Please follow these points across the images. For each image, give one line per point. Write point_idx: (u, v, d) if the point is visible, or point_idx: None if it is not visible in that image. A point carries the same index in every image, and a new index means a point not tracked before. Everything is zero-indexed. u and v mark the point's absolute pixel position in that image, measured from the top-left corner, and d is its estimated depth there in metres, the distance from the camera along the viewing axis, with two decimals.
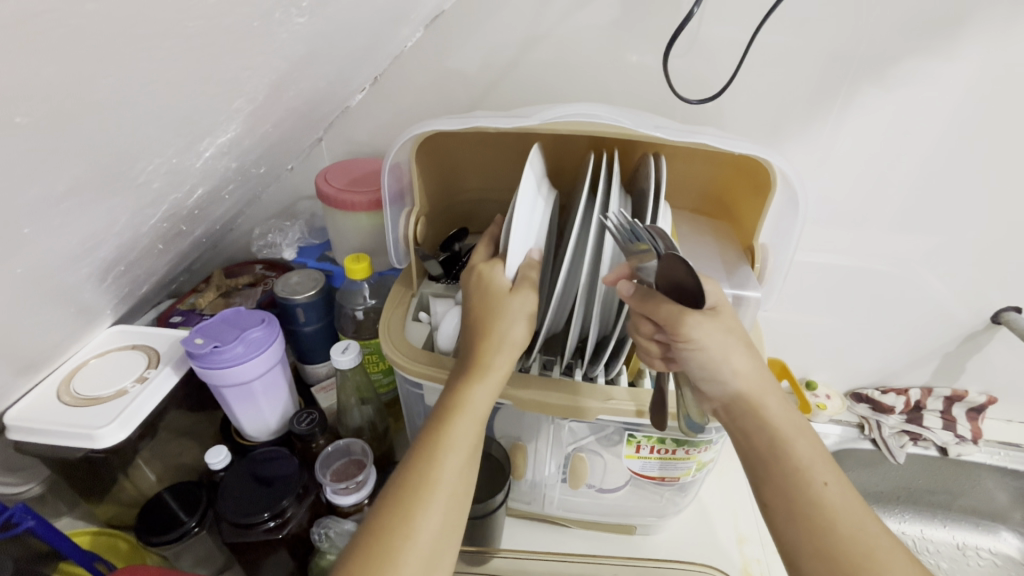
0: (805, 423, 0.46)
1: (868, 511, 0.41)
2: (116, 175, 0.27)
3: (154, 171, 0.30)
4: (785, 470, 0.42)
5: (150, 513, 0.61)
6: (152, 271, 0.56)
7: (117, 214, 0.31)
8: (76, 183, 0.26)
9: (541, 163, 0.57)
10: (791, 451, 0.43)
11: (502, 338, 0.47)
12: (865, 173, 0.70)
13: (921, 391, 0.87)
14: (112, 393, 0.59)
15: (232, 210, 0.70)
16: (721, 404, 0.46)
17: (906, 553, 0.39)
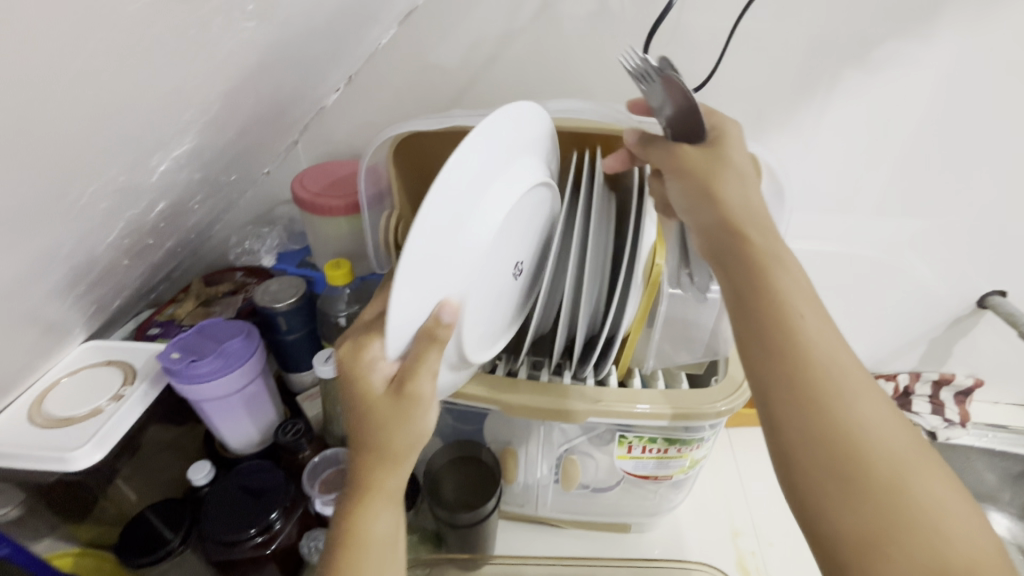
0: (796, 260, 0.41)
1: (845, 345, 0.37)
2: (62, 195, 0.26)
3: (101, 190, 0.28)
4: (777, 345, 0.36)
5: (131, 534, 0.59)
6: (123, 285, 0.54)
7: (65, 236, 0.29)
8: (12, 210, 0.24)
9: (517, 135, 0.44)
10: (773, 283, 0.39)
11: (380, 452, 0.36)
12: (849, 161, 0.69)
13: (910, 375, 0.87)
14: (86, 413, 0.57)
15: (207, 217, 0.68)
16: (705, 234, 0.43)
17: (883, 396, 0.35)
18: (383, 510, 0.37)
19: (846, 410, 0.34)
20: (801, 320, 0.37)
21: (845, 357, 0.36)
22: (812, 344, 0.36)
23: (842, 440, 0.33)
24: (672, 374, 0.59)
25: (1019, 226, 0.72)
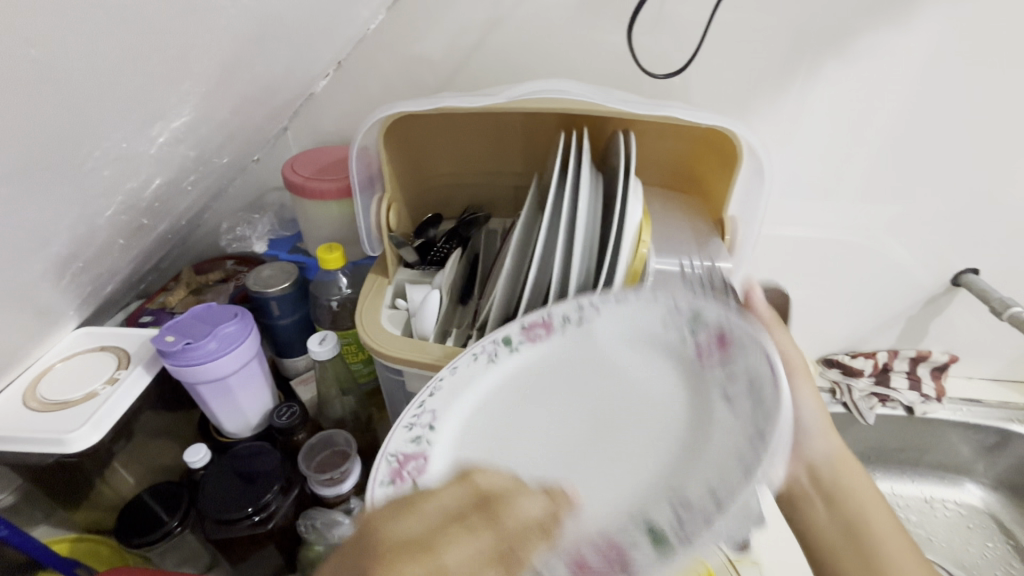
0: (863, 471, 0.50)
1: (891, 514, 0.48)
2: (65, 162, 0.27)
3: (102, 157, 0.29)
4: (861, 547, 0.46)
5: (129, 516, 0.60)
6: (116, 268, 0.55)
7: (66, 206, 0.30)
8: (20, 174, 0.24)
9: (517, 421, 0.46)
10: (868, 523, 0.47)
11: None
12: (830, 145, 0.71)
13: (888, 353, 0.90)
14: (82, 396, 0.57)
15: (198, 204, 0.69)
16: (813, 470, 0.50)
17: (915, 554, 0.46)
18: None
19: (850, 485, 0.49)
20: (863, 518, 0.47)
21: (889, 517, 0.48)
22: (874, 530, 0.47)
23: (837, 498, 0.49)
24: None
25: (991, 206, 0.75)
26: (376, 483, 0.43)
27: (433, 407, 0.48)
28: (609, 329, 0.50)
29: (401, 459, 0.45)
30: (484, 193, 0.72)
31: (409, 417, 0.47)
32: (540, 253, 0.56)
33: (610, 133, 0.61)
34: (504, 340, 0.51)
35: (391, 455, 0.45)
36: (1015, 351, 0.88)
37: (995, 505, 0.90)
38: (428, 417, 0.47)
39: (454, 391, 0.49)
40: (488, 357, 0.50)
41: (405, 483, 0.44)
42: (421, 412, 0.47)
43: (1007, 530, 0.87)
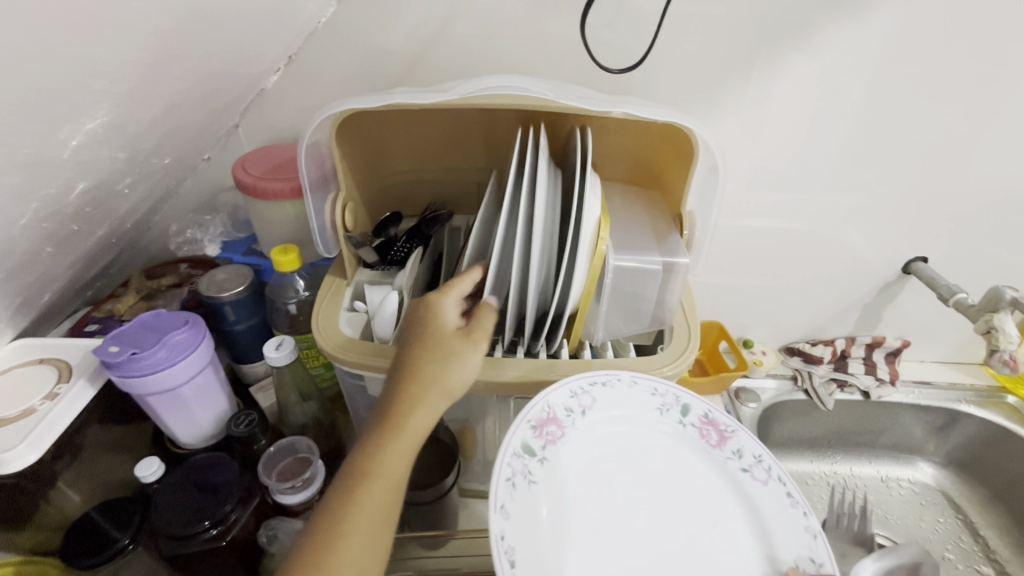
0: None
1: None
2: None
3: (5, 162, 0.26)
4: None
5: (76, 536, 0.57)
6: (51, 277, 0.52)
7: None
8: None
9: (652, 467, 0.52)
10: None
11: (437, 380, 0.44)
12: (787, 139, 0.72)
13: (846, 340, 0.92)
14: (18, 413, 0.54)
15: (144, 206, 0.66)
16: None
17: None
18: (402, 458, 0.41)
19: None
20: None
21: None
22: None
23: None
24: (621, 343, 0.61)
25: (937, 196, 0.77)
26: (524, 420, 0.49)
27: (597, 394, 0.52)
28: (770, 493, 0.50)
29: (551, 415, 0.50)
30: (444, 190, 0.71)
31: (579, 387, 0.52)
32: (500, 253, 0.56)
33: (569, 129, 0.61)
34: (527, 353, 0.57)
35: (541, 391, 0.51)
36: (961, 333, 0.92)
37: (945, 481, 0.94)
38: (589, 399, 0.52)
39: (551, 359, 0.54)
40: (662, 408, 0.53)
41: (540, 441, 0.49)
42: (586, 392, 0.52)
43: (956, 505, 0.92)
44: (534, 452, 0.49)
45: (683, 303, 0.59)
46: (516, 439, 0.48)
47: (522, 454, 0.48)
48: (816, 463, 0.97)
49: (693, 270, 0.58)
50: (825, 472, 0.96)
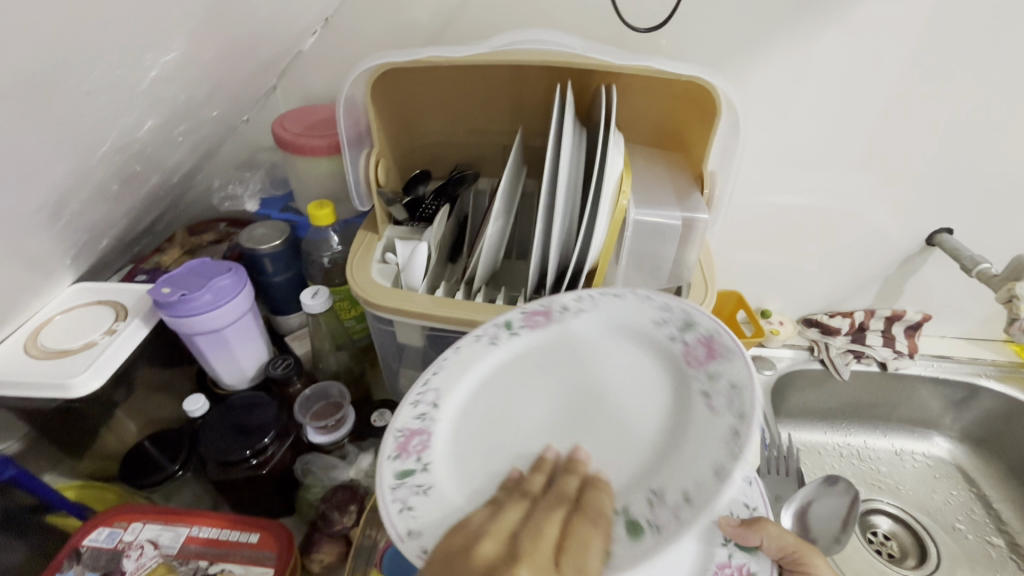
0: None
1: None
2: (48, 87, 0.27)
3: (96, 84, 0.30)
4: None
5: (132, 460, 0.63)
6: (112, 220, 0.56)
7: (63, 134, 0.31)
8: (15, 85, 0.25)
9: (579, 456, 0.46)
10: None
11: None
12: (816, 107, 0.72)
13: (865, 313, 0.93)
14: (81, 345, 0.59)
15: (188, 162, 0.69)
16: None
17: None
18: None
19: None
20: None
21: None
22: None
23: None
24: None
25: (967, 168, 0.76)
26: (391, 439, 0.46)
27: (434, 384, 0.49)
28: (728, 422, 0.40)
29: (408, 432, 0.46)
30: (471, 153, 0.73)
31: (418, 386, 0.49)
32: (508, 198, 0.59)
33: (594, 88, 0.62)
34: (504, 324, 0.52)
35: (399, 429, 0.46)
36: (984, 309, 0.92)
37: (961, 456, 0.94)
38: (434, 394, 0.49)
39: (461, 371, 0.50)
40: (487, 346, 0.51)
41: (410, 458, 0.45)
42: (425, 389, 0.49)
43: (970, 478, 0.92)
44: (414, 471, 0.44)
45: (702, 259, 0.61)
46: (385, 474, 0.44)
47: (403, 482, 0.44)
48: (830, 433, 0.98)
49: (712, 227, 0.60)
50: (838, 443, 0.97)
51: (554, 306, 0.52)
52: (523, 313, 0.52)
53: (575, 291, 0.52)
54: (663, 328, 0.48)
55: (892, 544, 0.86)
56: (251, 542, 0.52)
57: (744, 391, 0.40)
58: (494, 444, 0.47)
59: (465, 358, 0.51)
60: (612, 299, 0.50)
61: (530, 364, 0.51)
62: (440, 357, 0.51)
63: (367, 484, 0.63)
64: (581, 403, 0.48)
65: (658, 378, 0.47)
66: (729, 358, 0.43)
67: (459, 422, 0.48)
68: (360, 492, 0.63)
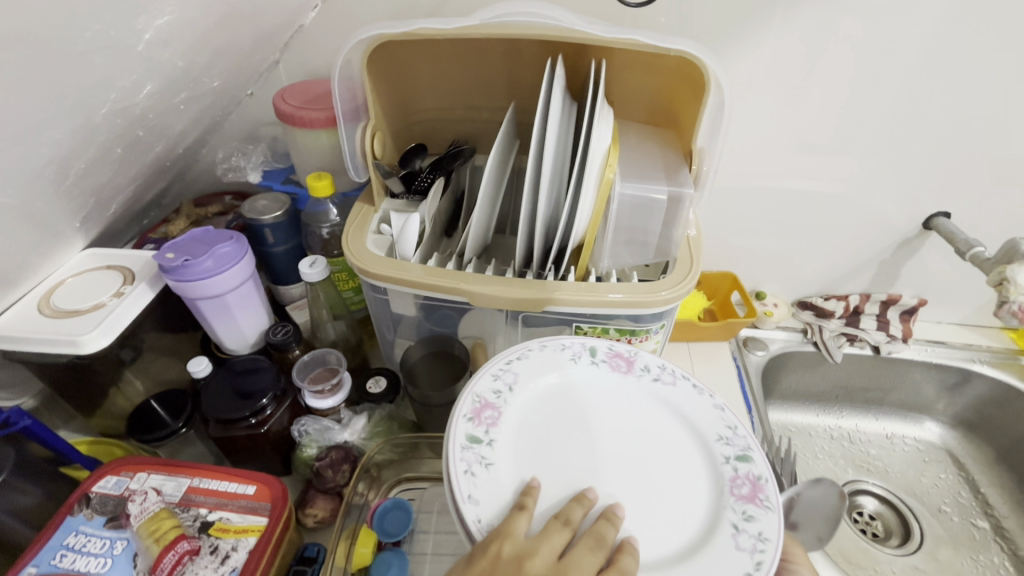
0: None
1: None
2: (50, 41, 0.29)
3: (92, 42, 0.32)
4: None
5: (139, 416, 0.66)
6: (118, 187, 0.58)
7: (63, 92, 0.33)
8: (14, 38, 0.27)
9: (628, 467, 0.49)
10: None
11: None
12: (813, 87, 0.72)
13: (861, 296, 0.93)
14: (91, 306, 0.62)
15: (193, 133, 0.72)
16: None
17: None
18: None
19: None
20: None
21: None
22: None
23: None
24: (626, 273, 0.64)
25: (966, 151, 0.76)
26: (473, 396, 0.51)
27: (516, 370, 0.54)
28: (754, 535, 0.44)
29: (484, 403, 0.51)
30: (468, 128, 0.74)
31: (500, 370, 0.54)
32: (493, 168, 0.60)
33: (588, 63, 0.63)
34: (591, 349, 0.57)
35: (477, 398, 0.51)
36: (981, 295, 0.92)
37: (952, 441, 0.95)
38: (511, 378, 0.54)
39: (536, 369, 0.55)
40: (574, 356, 0.56)
41: (480, 427, 0.49)
42: (506, 372, 0.54)
43: (959, 463, 0.93)
44: (479, 438, 0.49)
45: (689, 235, 0.62)
46: (458, 434, 0.49)
47: (470, 445, 0.48)
48: (822, 415, 0.99)
49: (700, 204, 0.61)
50: (829, 425, 0.98)
51: (637, 360, 0.57)
52: (608, 349, 0.58)
53: (663, 362, 0.57)
54: (717, 439, 0.51)
55: (877, 524, 0.87)
56: (248, 493, 0.55)
57: (769, 545, 0.44)
58: (546, 446, 0.50)
59: (548, 359, 0.56)
60: (685, 386, 0.55)
61: (604, 388, 0.55)
62: (527, 347, 0.57)
63: (360, 446, 0.67)
64: (632, 447, 0.50)
65: (700, 478, 0.49)
66: (765, 509, 0.46)
67: (520, 410, 0.52)
68: (353, 452, 0.66)
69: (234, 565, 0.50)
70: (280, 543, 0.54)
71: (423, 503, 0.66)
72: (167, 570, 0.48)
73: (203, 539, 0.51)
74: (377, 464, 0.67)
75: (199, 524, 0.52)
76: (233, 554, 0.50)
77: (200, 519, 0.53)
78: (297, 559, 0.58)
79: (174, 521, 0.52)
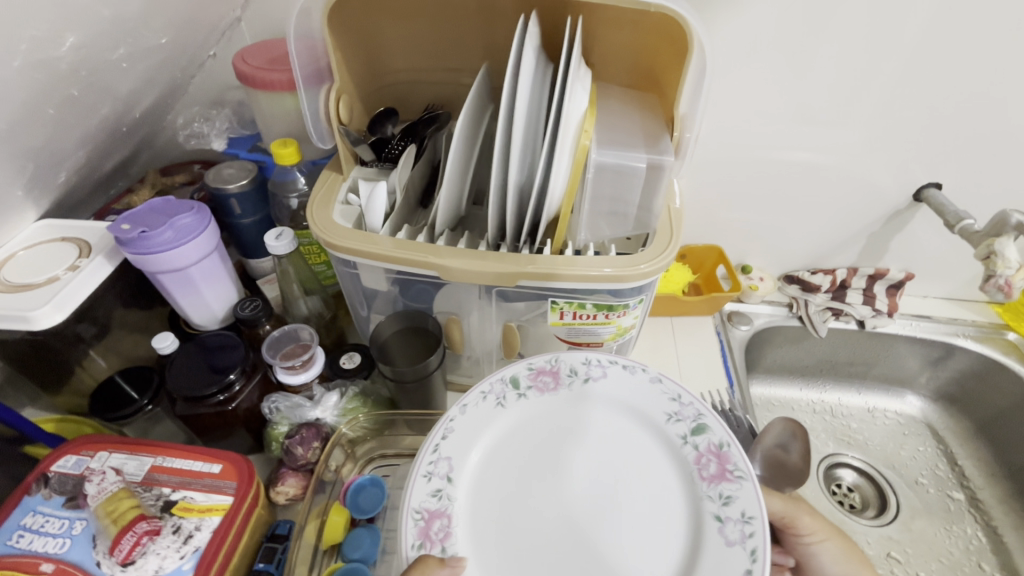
0: None
1: None
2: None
3: None
4: None
5: (103, 393, 0.64)
6: (62, 153, 0.55)
7: None
8: None
9: (598, 516, 0.50)
10: None
11: None
12: (805, 51, 0.68)
13: (848, 270, 0.91)
14: (45, 281, 0.59)
15: (148, 96, 0.67)
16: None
17: None
18: None
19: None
20: None
21: None
22: None
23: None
24: (605, 246, 0.62)
25: (961, 119, 0.73)
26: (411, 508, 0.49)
27: (447, 453, 0.52)
28: (744, 506, 0.46)
29: (431, 513, 0.49)
30: (442, 92, 0.71)
31: (429, 464, 0.51)
32: (464, 133, 0.57)
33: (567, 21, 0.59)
34: (513, 382, 0.56)
35: (419, 512, 0.49)
36: (969, 269, 0.90)
37: (932, 415, 0.95)
38: (445, 467, 0.51)
39: (468, 436, 0.53)
40: (499, 400, 0.55)
41: (438, 545, 0.47)
42: (439, 460, 0.51)
43: (939, 436, 0.93)
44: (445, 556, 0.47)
45: (669, 207, 0.59)
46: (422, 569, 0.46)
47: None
48: (806, 390, 0.99)
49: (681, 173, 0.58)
50: (812, 399, 0.98)
51: (562, 368, 0.57)
52: (530, 371, 0.57)
53: (587, 356, 0.57)
54: (669, 420, 0.53)
55: (854, 495, 0.89)
56: (213, 472, 0.53)
57: (754, 523, 0.45)
58: (514, 525, 0.50)
59: (474, 418, 0.54)
60: (617, 372, 0.56)
61: (538, 427, 0.55)
62: (448, 418, 0.53)
63: (333, 423, 0.65)
64: (599, 496, 0.51)
65: (669, 473, 0.51)
66: (738, 481, 0.48)
67: (470, 495, 0.51)
68: (324, 429, 0.64)
69: (197, 545, 0.49)
70: (246, 522, 0.53)
71: (397, 479, 0.65)
72: (125, 552, 0.47)
73: (165, 518, 0.50)
74: (350, 441, 0.66)
75: (162, 504, 0.51)
76: (196, 534, 0.49)
77: (162, 499, 0.51)
78: (268, 536, 0.58)
79: (135, 501, 0.50)
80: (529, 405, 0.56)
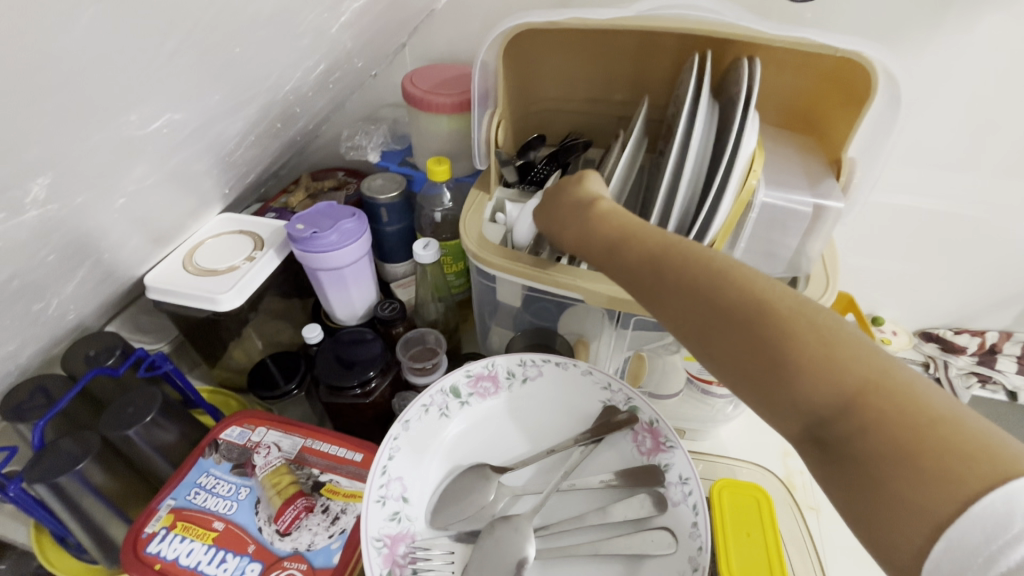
0: None
1: None
2: (260, 18, 0.35)
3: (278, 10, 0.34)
4: None
5: (257, 374, 0.71)
6: (259, 158, 0.62)
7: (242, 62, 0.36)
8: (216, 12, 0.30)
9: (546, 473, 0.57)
10: None
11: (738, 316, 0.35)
12: (983, 100, 0.64)
13: (999, 334, 0.85)
14: (226, 268, 0.67)
15: (322, 110, 0.74)
16: None
17: None
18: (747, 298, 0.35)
19: (809, 345, 0.31)
20: None
21: None
22: None
23: (873, 403, 0.29)
24: None
25: None
26: (370, 537, 0.48)
27: (395, 473, 0.53)
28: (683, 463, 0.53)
29: (392, 536, 0.50)
30: (585, 121, 0.73)
31: (381, 492, 0.51)
32: (621, 163, 0.58)
33: (733, 58, 0.59)
34: (454, 392, 0.60)
35: (379, 539, 0.49)
36: None
37: None
38: (399, 488, 0.53)
39: (418, 447, 0.56)
40: (440, 410, 0.58)
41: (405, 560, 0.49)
42: (392, 480, 0.53)
43: None
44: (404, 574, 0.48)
45: (825, 253, 0.57)
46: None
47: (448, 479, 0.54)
48: None
49: (843, 218, 0.56)
50: None
51: (499, 374, 0.61)
52: (470, 379, 0.60)
53: (521, 359, 0.61)
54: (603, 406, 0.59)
55: None
56: (356, 460, 0.57)
57: (691, 482, 0.52)
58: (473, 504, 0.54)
59: (421, 432, 0.57)
60: (551, 369, 0.60)
61: (482, 421, 0.60)
62: (393, 438, 0.54)
63: None
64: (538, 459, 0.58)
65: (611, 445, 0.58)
66: (671, 450, 0.54)
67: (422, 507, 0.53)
68: None
69: (343, 527, 0.52)
70: None
71: None
72: (286, 523, 0.52)
73: (316, 498, 0.54)
74: None
75: (312, 483, 0.55)
76: (343, 516, 0.53)
77: (312, 478, 0.56)
78: None
79: (292, 477, 0.56)
80: (471, 411, 0.60)
